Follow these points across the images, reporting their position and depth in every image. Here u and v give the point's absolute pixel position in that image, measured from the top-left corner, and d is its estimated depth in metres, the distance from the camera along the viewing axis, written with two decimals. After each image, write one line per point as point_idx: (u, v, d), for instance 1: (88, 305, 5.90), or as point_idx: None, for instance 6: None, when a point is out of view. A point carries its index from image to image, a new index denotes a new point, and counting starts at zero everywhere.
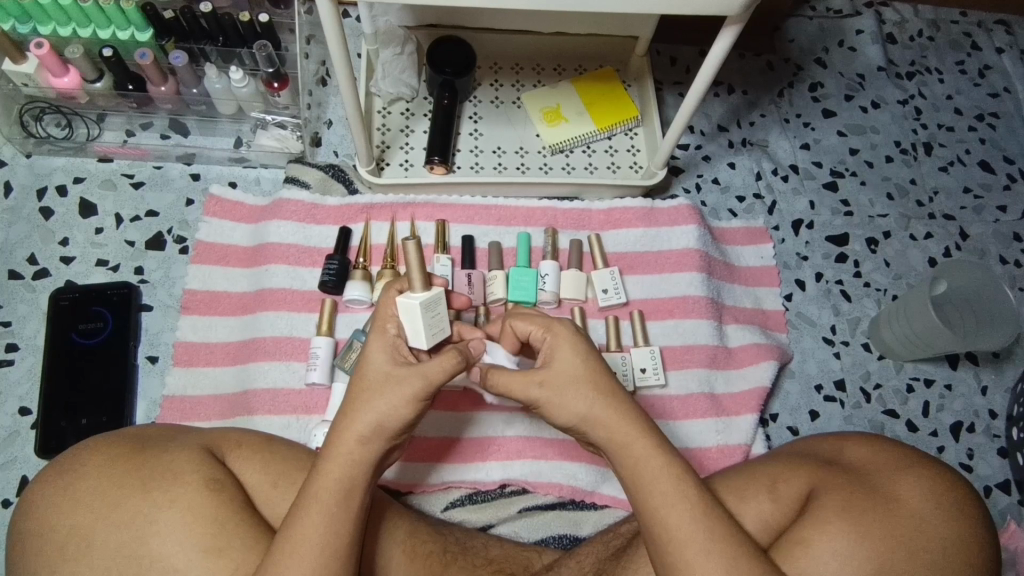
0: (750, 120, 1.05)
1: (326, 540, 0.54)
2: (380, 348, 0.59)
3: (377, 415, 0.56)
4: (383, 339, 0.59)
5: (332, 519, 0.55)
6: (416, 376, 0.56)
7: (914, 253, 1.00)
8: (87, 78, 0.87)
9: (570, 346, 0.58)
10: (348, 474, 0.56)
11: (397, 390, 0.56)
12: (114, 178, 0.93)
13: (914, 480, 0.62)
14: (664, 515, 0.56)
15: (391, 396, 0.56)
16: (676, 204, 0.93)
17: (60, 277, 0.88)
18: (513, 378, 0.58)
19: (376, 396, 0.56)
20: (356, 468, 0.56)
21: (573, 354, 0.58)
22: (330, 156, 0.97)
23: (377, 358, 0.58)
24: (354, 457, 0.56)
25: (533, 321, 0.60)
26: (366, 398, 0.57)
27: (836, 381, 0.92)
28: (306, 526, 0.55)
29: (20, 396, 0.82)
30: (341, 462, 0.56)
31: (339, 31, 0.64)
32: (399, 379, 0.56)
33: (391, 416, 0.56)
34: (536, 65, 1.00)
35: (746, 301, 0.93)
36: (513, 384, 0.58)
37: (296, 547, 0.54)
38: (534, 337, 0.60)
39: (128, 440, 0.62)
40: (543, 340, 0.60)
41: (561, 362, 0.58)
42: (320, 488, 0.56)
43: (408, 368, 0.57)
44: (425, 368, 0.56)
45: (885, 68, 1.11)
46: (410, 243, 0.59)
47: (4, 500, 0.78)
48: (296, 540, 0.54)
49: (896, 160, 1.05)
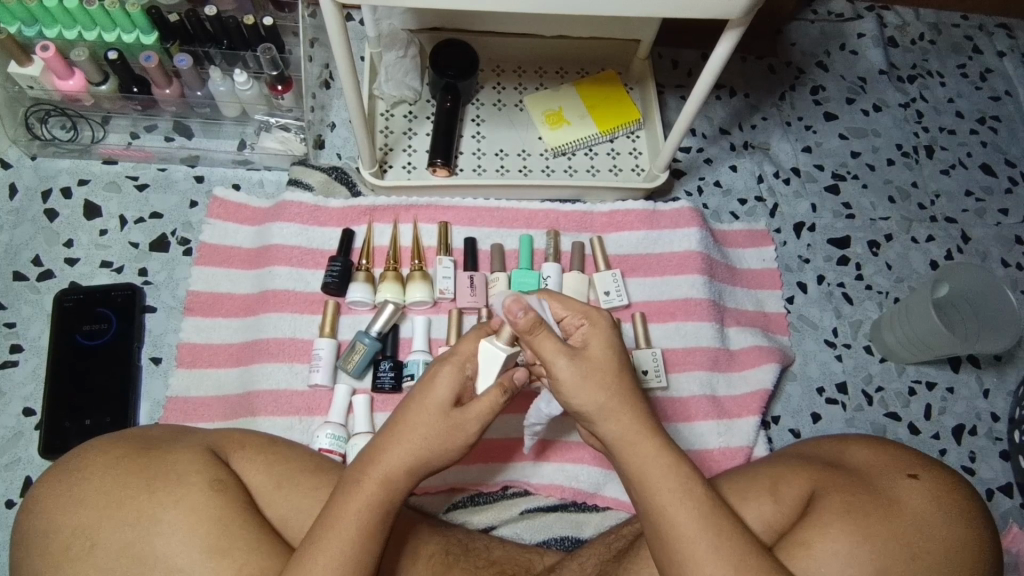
0: (752, 123, 1.06)
1: (355, 557, 0.54)
2: (449, 381, 0.58)
3: (425, 452, 0.57)
4: (458, 374, 0.59)
5: (363, 535, 0.55)
6: (472, 422, 0.58)
7: (915, 255, 1.00)
8: (92, 81, 0.88)
9: (607, 337, 0.59)
10: (385, 492, 0.56)
11: (454, 436, 0.58)
12: (119, 179, 0.94)
13: (917, 482, 0.62)
14: (672, 513, 0.56)
15: (439, 431, 0.57)
16: (677, 206, 0.93)
17: (65, 278, 0.88)
18: (551, 341, 0.57)
19: (429, 434, 0.57)
20: (392, 490, 0.57)
21: (605, 346, 0.59)
22: (333, 159, 0.98)
23: (442, 391, 0.58)
24: (392, 480, 0.57)
25: (571, 306, 0.60)
26: (415, 429, 0.57)
27: (838, 383, 0.92)
28: (335, 540, 0.54)
29: (24, 397, 0.83)
30: (378, 482, 0.56)
31: (343, 34, 0.65)
32: (458, 424, 0.58)
33: (435, 454, 0.58)
34: (539, 68, 1.01)
35: (748, 303, 0.93)
36: (546, 346, 0.57)
37: (328, 559, 0.54)
38: (567, 323, 0.60)
39: (134, 440, 0.62)
40: (579, 327, 0.60)
41: (593, 347, 0.58)
42: (358, 504, 0.56)
43: (463, 412, 0.58)
44: (477, 412, 0.58)
45: (887, 71, 1.11)
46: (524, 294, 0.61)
47: (8, 501, 0.78)
48: (322, 555, 0.54)
49: (898, 163, 1.05)
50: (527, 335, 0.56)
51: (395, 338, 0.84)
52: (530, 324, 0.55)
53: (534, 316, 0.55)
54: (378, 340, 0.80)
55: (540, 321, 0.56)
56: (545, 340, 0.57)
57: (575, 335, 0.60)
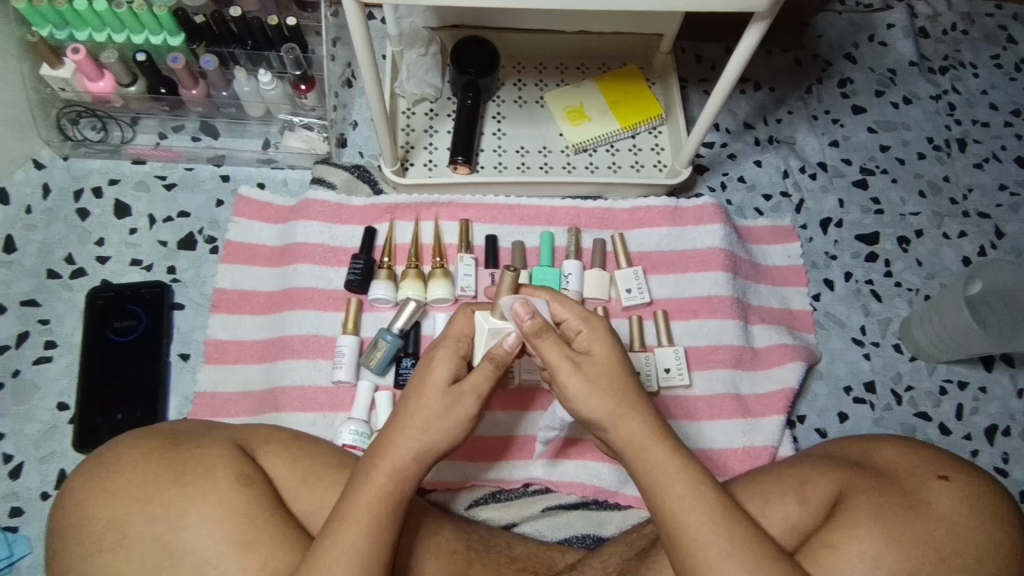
0: (777, 117, 1.04)
1: (370, 552, 0.55)
2: (443, 364, 0.59)
3: (427, 436, 0.57)
4: (454, 355, 0.59)
5: (373, 527, 0.55)
6: (471, 396, 0.58)
7: (947, 252, 0.98)
8: (121, 82, 0.89)
9: (607, 341, 0.59)
10: (394, 483, 0.57)
11: (454, 413, 0.58)
12: (148, 179, 0.95)
13: (947, 484, 0.60)
14: (683, 520, 0.55)
15: (439, 410, 0.57)
16: (700, 203, 0.92)
17: (96, 276, 0.90)
18: (556, 351, 0.57)
19: (433, 416, 0.57)
20: (402, 483, 0.57)
21: (610, 351, 0.59)
22: (355, 157, 0.98)
23: (440, 373, 0.58)
24: (401, 470, 0.57)
25: (572, 309, 0.60)
26: (422, 415, 0.57)
27: (866, 382, 0.90)
28: (349, 536, 0.55)
29: (58, 392, 0.85)
30: (384, 471, 0.57)
31: (365, 32, 0.65)
32: (458, 399, 0.58)
33: (432, 431, 0.57)
34: (560, 64, 1.00)
35: (774, 301, 0.92)
36: (552, 351, 0.57)
37: (338, 553, 0.54)
38: (568, 326, 0.60)
39: (164, 435, 0.64)
40: (578, 332, 0.60)
41: (597, 354, 0.58)
42: (370, 497, 0.56)
43: (461, 387, 0.58)
44: (472, 385, 0.58)
45: (918, 62, 1.08)
46: (508, 272, 0.59)
47: (43, 493, 0.81)
48: (338, 548, 0.54)
49: (928, 157, 1.03)
50: (532, 338, 0.57)
51: (416, 335, 0.84)
52: (537, 327, 0.56)
53: (541, 318, 0.56)
54: (400, 338, 0.81)
55: (546, 325, 0.57)
56: (550, 343, 0.57)
57: (577, 340, 0.60)
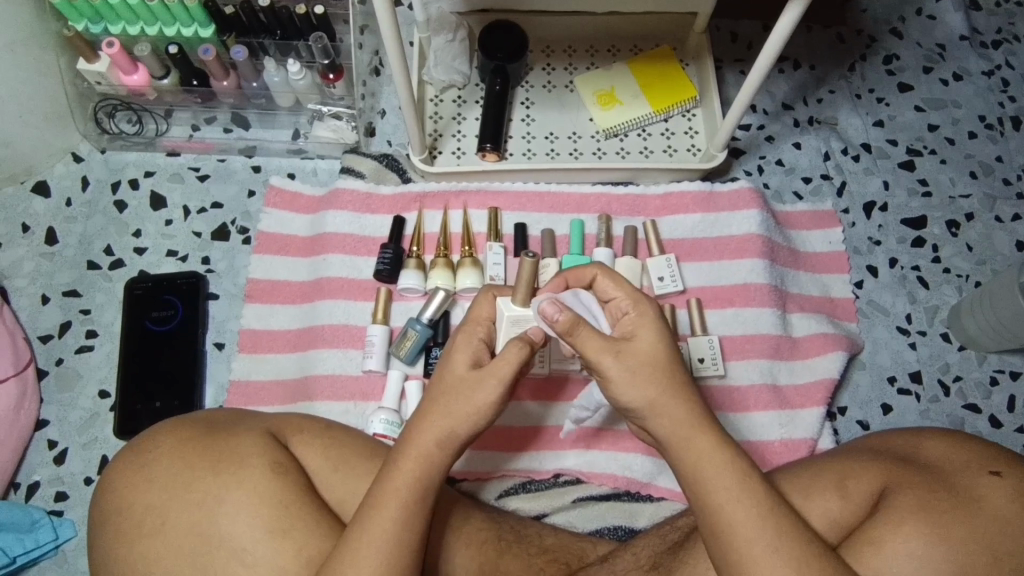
0: (818, 97, 1.00)
1: (401, 541, 0.55)
2: (468, 355, 0.58)
3: (457, 426, 0.57)
4: (478, 343, 0.58)
5: (404, 517, 0.55)
6: (492, 379, 0.56)
7: (1000, 236, 0.93)
8: (154, 75, 0.91)
9: (654, 326, 0.57)
10: (424, 473, 0.56)
11: (473, 396, 0.56)
12: (182, 171, 0.97)
13: (999, 480, 0.57)
14: (728, 513, 0.53)
15: (471, 402, 0.56)
16: (736, 187, 0.89)
17: (134, 267, 0.92)
18: (595, 339, 0.56)
19: (454, 403, 0.57)
20: (432, 473, 0.57)
21: (656, 338, 0.57)
22: (384, 146, 0.98)
23: (460, 359, 0.58)
24: (428, 457, 0.57)
25: (622, 289, 0.59)
26: (445, 402, 0.57)
27: (911, 372, 0.87)
28: (382, 526, 0.55)
29: (100, 380, 0.87)
30: (414, 459, 0.56)
31: (392, 17, 0.64)
32: (474, 384, 0.57)
33: (466, 421, 0.57)
34: (590, 47, 0.97)
35: (813, 289, 0.89)
36: (589, 344, 0.56)
37: (372, 541, 0.54)
38: (616, 307, 0.59)
39: (200, 424, 0.65)
40: (626, 314, 0.58)
41: (641, 341, 0.57)
42: (400, 488, 0.56)
43: (483, 370, 0.57)
44: (497, 369, 0.56)
45: (969, 36, 1.03)
46: (527, 259, 0.57)
47: (86, 478, 0.83)
48: (371, 535, 0.55)
49: (980, 136, 0.98)
50: (566, 335, 0.56)
51: (446, 324, 0.84)
52: (568, 324, 0.55)
53: (572, 314, 0.55)
54: (430, 327, 0.80)
55: (578, 319, 0.55)
56: (587, 336, 0.56)
57: (624, 322, 0.58)
